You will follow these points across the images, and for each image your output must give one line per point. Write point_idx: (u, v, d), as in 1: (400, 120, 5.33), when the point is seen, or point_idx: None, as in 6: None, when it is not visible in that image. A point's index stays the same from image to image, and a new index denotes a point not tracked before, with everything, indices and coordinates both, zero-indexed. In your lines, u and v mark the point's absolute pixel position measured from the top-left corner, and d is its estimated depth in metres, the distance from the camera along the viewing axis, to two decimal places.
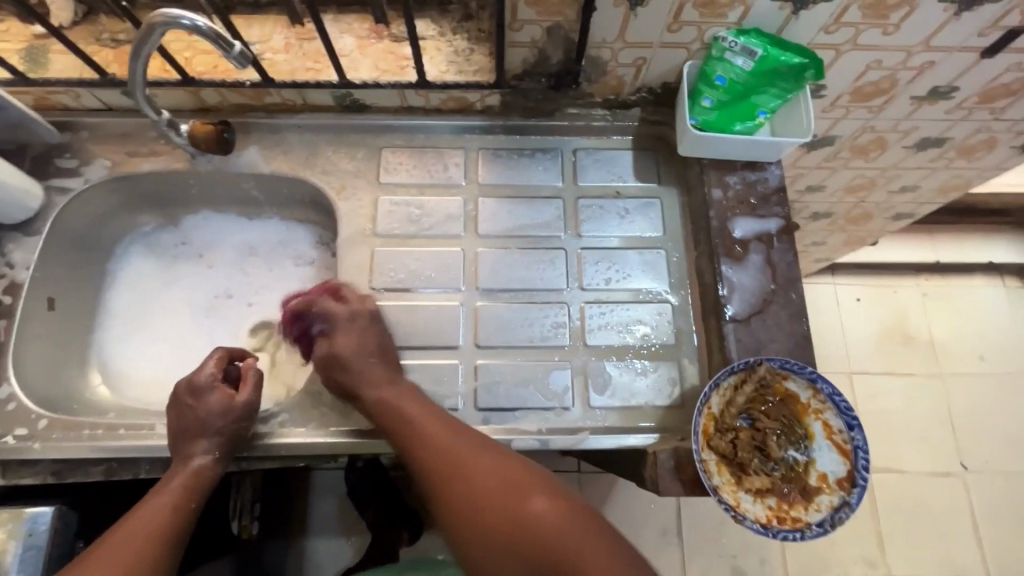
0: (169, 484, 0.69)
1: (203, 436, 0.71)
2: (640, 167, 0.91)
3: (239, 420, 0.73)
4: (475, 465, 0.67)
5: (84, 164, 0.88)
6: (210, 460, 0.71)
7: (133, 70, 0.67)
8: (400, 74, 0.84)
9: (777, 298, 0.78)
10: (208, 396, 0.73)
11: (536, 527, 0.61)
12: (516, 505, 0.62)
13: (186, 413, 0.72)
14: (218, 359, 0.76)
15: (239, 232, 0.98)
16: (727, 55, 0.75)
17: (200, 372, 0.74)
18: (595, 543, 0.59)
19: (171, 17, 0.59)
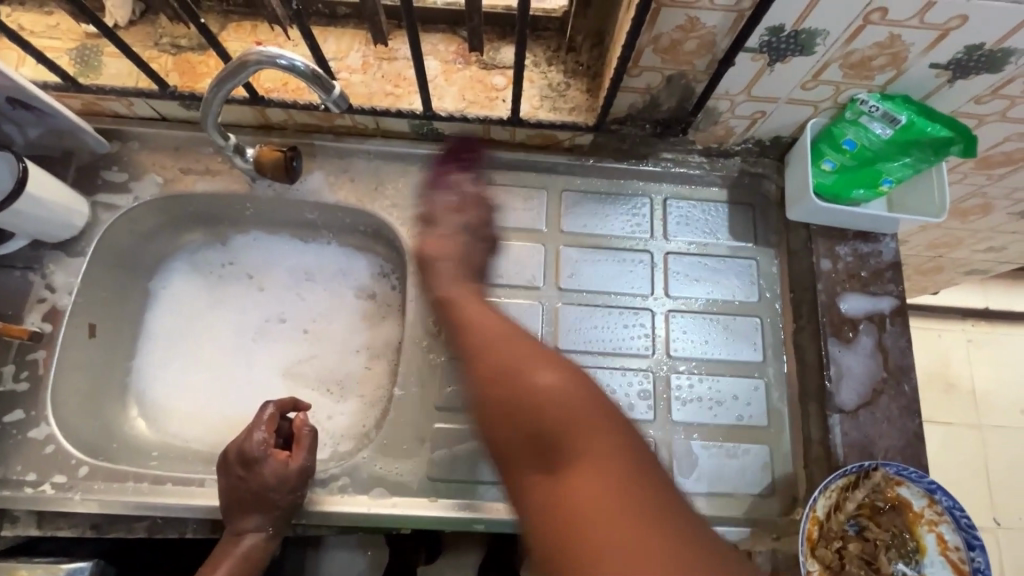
0: (215, 568, 0.63)
1: (256, 510, 0.65)
2: (736, 224, 0.83)
3: (295, 491, 0.66)
4: (556, 392, 0.54)
5: (133, 178, 0.80)
6: (262, 538, 0.65)
7: (212, 97, 0.59)
8: (488, 107, 0.76)
9: (888, 388, 0.71)
10: (263, 464, 0.65)
11: (582, 428, 0.52)
12: (576, 436, 0.52)
13: (237, 484, 0.65)
14: (268, 416, 0.68)
15: (291, 256, 0.91)
16: (862, 119, 0.67)
17: (251, 439, 0.66)
18: (631, 514, 0.46)
19: (267, 57, 0.53)
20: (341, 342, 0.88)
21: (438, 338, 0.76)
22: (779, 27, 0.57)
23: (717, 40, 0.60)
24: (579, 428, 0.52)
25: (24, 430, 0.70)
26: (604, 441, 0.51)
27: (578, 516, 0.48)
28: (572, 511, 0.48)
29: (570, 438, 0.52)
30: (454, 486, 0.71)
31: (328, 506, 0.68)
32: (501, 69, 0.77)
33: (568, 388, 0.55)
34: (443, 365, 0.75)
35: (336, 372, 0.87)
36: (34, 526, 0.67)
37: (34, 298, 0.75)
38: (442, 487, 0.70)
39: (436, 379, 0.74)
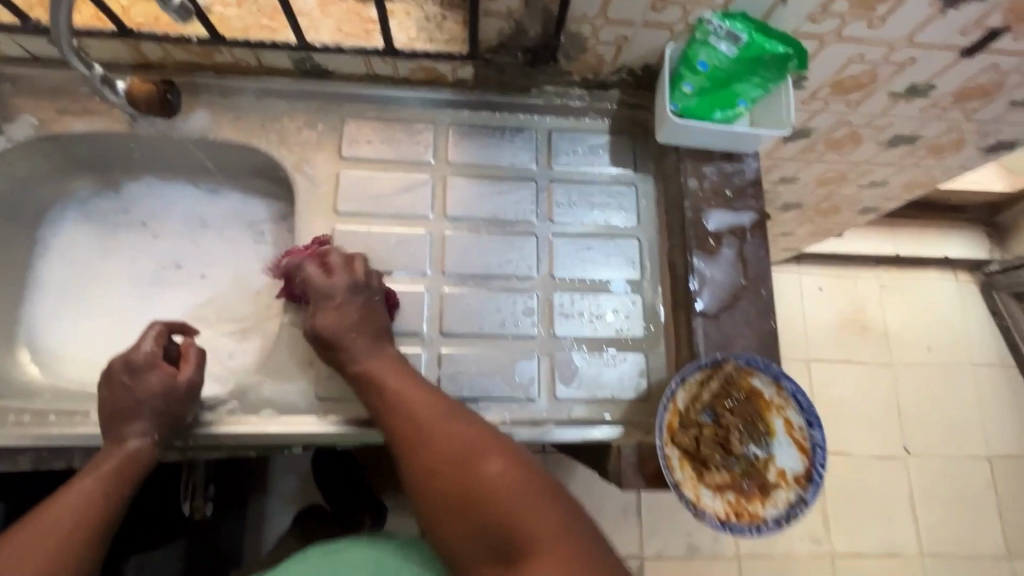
0: (99, 465, 0.64)
1: (138, 419, 0.66)
2: (615, 153, 0.88)
3: (179, 403, 0.68)
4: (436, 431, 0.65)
5: (6, 120, 0.79)
6: (146, 444, 0.66)
7: (57, 10, 0.60)
8: (364, 39, 0.78)
9: (747, 293, 0.77)
10: (148, 375, 0.68)
11: (429, 425, 0.65)
12: (479, 458, 0.61)
13: (121, 393, 0.67)
14: (156, 334, 0.71)
15: (189, 201, 0.92)
16: (711, 39, 0.71)
17: (137, 350, 0.69)
18: (534, 495, 0.59)
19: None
20: (241, 282, 0.90)
21: None
22: None
23: None
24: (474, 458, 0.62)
25: None
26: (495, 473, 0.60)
27: (469, 473, 0.61)
28: (431, 462, 0.63)
29: (414, 435, 0.65)
30: (341, 403, 0.73)
31: (217, 428, 0.70)
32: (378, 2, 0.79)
33: (467, 427, 0.65)
34: None
35: (238, 313, 0.88)
36: None
37: None
38: (331, 405, 0.73)
39: (325, 306, 0.77)
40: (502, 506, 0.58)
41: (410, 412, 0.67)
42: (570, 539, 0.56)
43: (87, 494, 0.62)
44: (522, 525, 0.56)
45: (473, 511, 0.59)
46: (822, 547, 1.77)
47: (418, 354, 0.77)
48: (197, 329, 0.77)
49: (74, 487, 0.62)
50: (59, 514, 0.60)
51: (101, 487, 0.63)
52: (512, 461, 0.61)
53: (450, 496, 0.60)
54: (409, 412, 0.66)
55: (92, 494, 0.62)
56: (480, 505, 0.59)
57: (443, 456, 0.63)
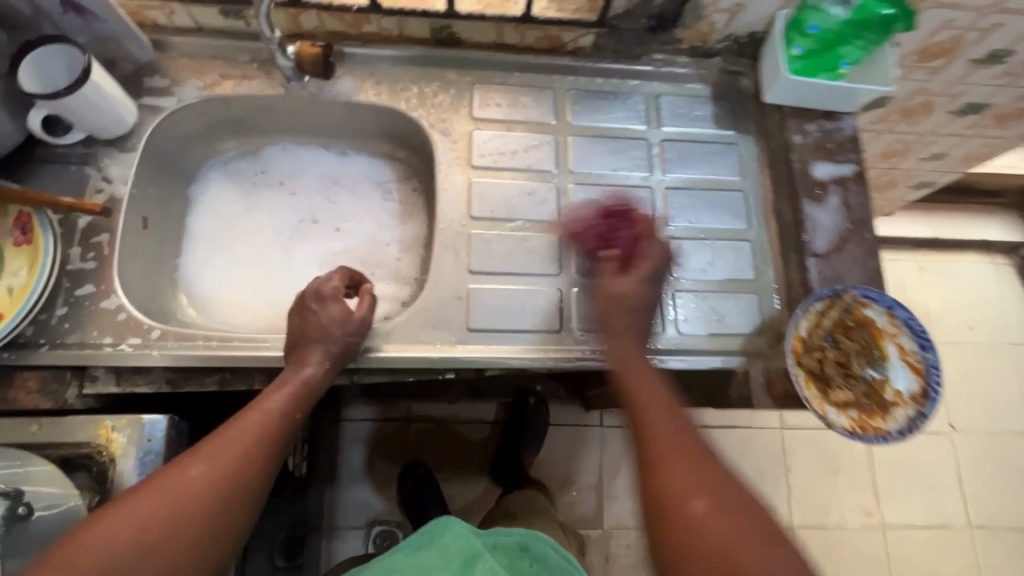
0: (281, 386, 0.71)
1: (317, 346, 0.73)
2: (719, 114, 0.95)
3: (350, 335, 0.75)
4: (674, 448, 0.62)
5: (176, 83, 0.87)
6: (321, 371, 0.73)
7: None
8: (503, 9, 0.86)
9: (853, 235, 0.84)
10: (329, 305, 0.75)
11: (647, 427, 0.65)
12: (678, 477, 0.59)
13: (308, 318, 0.74)
14: (339, 276, 0.79)
15: (321, 163, 1.00)
16: (823, 5, 0.80)
17: (326, 283, 0.76)
18: (760, 524, 0.55)
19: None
20: (372, 236, 0.97)
21: (468, 219, 0.86)
22: None
23: None
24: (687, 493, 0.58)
25: (95, 302, 0.76)
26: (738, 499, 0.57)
27: (670, 499, 0.58)
28: (657, 480, 0.60)
29: (657, 444, 0.63)
30: (489, 333, 0.80)
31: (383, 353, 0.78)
32: None
33: (677, 429, 0.64)
34: (474, 238, 0.85)
35: (370, 263, 0.96)
36: (113, 383, 0.74)
37: (92, 188, 0.81)
38: (480, 334, 0.80)
39: (468, 250, 0.84)
40: (690, 518, 0.56)
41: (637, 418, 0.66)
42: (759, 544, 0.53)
43: (263, 415, 0.67)
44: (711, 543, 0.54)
45: (665, 529, 0.57)
46: (873, 518, 1.81)
47: (553, 292, 0.83)
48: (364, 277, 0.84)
49: (256, 407, 0.68)
50: (258, 421, 0.66)
51: (274, 409, 0.68)
52: (705, 479, 0.59)
53: (658, 499, 0.59)
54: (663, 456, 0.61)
55: (268, 412, 0.68)
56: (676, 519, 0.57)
57: (653, 493, 0.60)
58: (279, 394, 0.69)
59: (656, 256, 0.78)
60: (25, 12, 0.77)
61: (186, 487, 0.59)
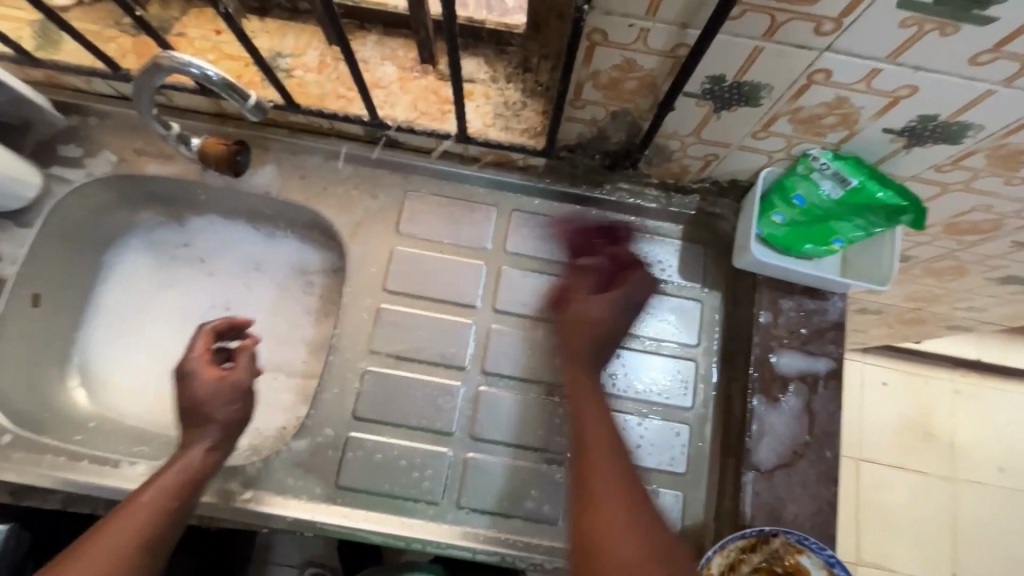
0: (155, 480, 0.63)
1: (197, 426, 0.68)
2: (686, 264, 0.81)
3: (233, 404, 0.69)
4: (610, 480, 0.63)
5: (89, 154, 0.81)
6: (206, 449, 0.67)
7: (139, 88, 0.63)
8: (439, 121, 0.75)
9: (809, 452, 0.70)
10: (200, 372, 0.70)
11: (605, 470, 0.64)
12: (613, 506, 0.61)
13: (179, 400, 0.69)
14: (205, 337, 0.73)
15: (246, 243, 0.92)
16: (814, 175, 0.65)
17: (192, 350, 0.71)
18: (639, 530, 0.60)
19: (178, 64, 0.57)
20: (285, 334, 0.89)
21: (366, 350, 0.77)
22: (720, 77, 0.54)
23: (658, 82, 0.57)
24: (595, 505, 0.61)
25: None
26: (623, 520, 0.60)
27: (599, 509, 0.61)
28: (602, 504, 0.61)
29: (589, 464, 0.65)
30: (358, 495, 0.72)
31: (236, 503, 0.71)
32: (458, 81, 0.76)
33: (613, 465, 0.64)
34: (368, 374, 0.76)
35: (275, 361, 0.88)
36: None
37: None
38: (349, 495, 0.72)
39: (359, 389, 0.75)
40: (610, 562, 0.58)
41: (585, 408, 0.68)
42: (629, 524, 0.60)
43: (130, 514, 0.60)
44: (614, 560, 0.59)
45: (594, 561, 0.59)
46: None
47: (444, 455, 0.74)
48: (246, 321, 0.77)
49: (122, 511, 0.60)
50: (124, 526, 0.59)
51: (148, 501, 0.61)
52: (610, 461, 0.64)
53: (589, 529, 0.61)
54: (597, 466, 0.64)
55: (142, 510, 0.61)
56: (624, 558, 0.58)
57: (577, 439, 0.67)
58: (151, 490, 0.62)
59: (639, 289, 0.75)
60: None
61: None
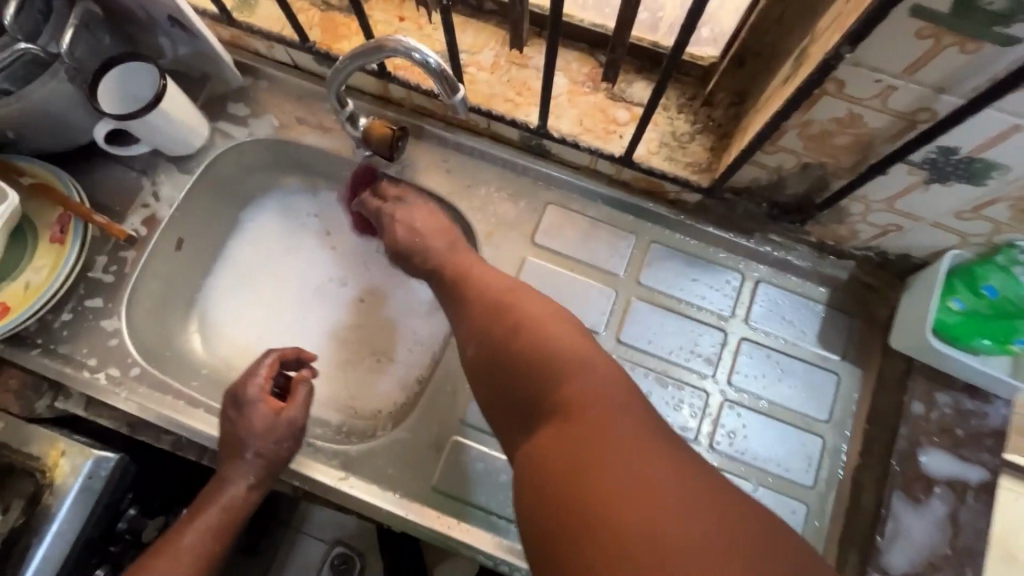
0: (197, 521, 0.64)
1: (241, 459, 0.67)
2: (826, 332, 0.76)
3: (284, 443, 0.69)
4: (590, 379, 0.54)
5: (255, 115, 0.84)
6: (244, 488, 0.66)
7: (343, 66, 0.62)
8: (604, 140, 0.73)
9: (948, 567, 0.63)
10: (254, 409, 0.69)
11: (567, 358, 0.56)
12: (612, 435, 0.49)
13: (230, 424, 0.69)
14: (270, 364, 0.73)
15: (372, 224, 0.93)
16: (1014, 268, 0.60)
17: (252, 380, 0.71)
18: (654, 447, 0.48)
19: (405, 48, 0.56)
20: (395, 321, 0.89)
21: None
22: (952, 148, 0.50)
23: (876, 142, 0.53)
24: (596, 398, 0.52)
25: (97, 318, 0.75)
26: (634, 433, 0.49)
27: (590, 467, 0.47)
28: (570, 445, 0.49)
29: (558, 356, 0.56)
30: (452, 505, 0.70)
31: (335, 483, 0.69)
32: (629, 103, 0.74)
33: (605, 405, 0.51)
34: None
35: (380, 346, 0.88)
36: (82, 406, 0.73)
37: (140, 201, 0.80)
38: (444, 501, 0.70)
39: (469, 395, 0.74)
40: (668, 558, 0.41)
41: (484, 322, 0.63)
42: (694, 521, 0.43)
43: (176, 558, 0.61)
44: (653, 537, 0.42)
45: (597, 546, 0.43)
46: None
47: None
48: (310, 356, 0.78)
49: (167, 549, 0.61)
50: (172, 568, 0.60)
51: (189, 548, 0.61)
52: (624, 394, 0.53)
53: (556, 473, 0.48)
54: (567, 366, 0.55)
55: (181, 555, 0.61)
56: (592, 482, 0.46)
57: (514, 405, 0.57)
58: (192, 532, 0.63)
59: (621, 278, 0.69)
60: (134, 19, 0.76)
61: None
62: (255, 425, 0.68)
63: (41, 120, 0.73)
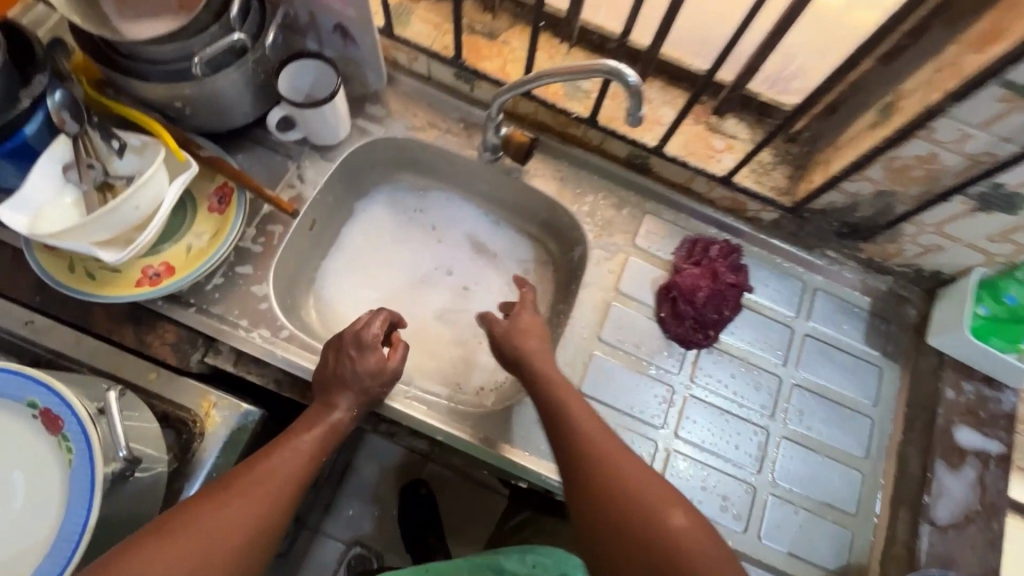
0: (312, 426, 0.69)
1: (351, 390, 0.72)
2: (871, 334, 0.92)
3: (381, 388, 0.74)
4: (618, 461, 0.64)
5: (389, 116, 0.95)
6: (349, 415, 0.72)
7: (530, 81, 0.72)
8: (706, 162, 0.89)
9: (979, 519, 0.80)
10: (368, 353, 0.73)
11: (588, 438, 0.66)
12: (629, 486, 0.61)
13: (344, 363, 0.73)
14: (381, 319, 0.77)
15: (474, 221, 1.03)
16: None
17: (367, 329, 0.74)
18: (655, 507, 0.59)
19: (609, 68, 0.64)
20: (498, 307, 0.99)
21: (594, 337, 0.86)
22: (1002, 184, 0.67)
23: (944, 177, 0.70)
24: (622, 482, 0.61)
25: (247, 283, 0.82)
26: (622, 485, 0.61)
27: (637, 507, 0.59)
28: (578, 456, 0.65)
29: (573, 431, 0.67)
30: None
31: (472, 440, 0.79)
32: (724, 134, 0.90)
33: (627, 455, 0.65)
34: (593, 359, 0.85)
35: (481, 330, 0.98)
36: (231, 363, 0.78)
37: (287, 182, 0.88)
38: None
39: (583, 371, 0.84)
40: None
41: (541, 378, 0.74)
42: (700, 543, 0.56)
43: (297, 450, 0.66)
44: (657, 536, 0.57)
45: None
46: None
47: (648, 445, 0.82)
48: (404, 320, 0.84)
49: (287, 444, 0.66)
50: (292, 456, 0.65)
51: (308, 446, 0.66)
52: (601, 455, 0.64)
53: (601, 512, 0.61)
54: (595, 446, 0.65)
55: (299, 452, 0.66)
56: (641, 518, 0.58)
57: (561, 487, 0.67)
58: (310, 435, 0.68)
59: (733, 298, 0.87)
60: (302, 23, 0.86)
61: (220, 548, 0.56)
62: (367, 370, 0.73)
63: (202, 101, 0.79)
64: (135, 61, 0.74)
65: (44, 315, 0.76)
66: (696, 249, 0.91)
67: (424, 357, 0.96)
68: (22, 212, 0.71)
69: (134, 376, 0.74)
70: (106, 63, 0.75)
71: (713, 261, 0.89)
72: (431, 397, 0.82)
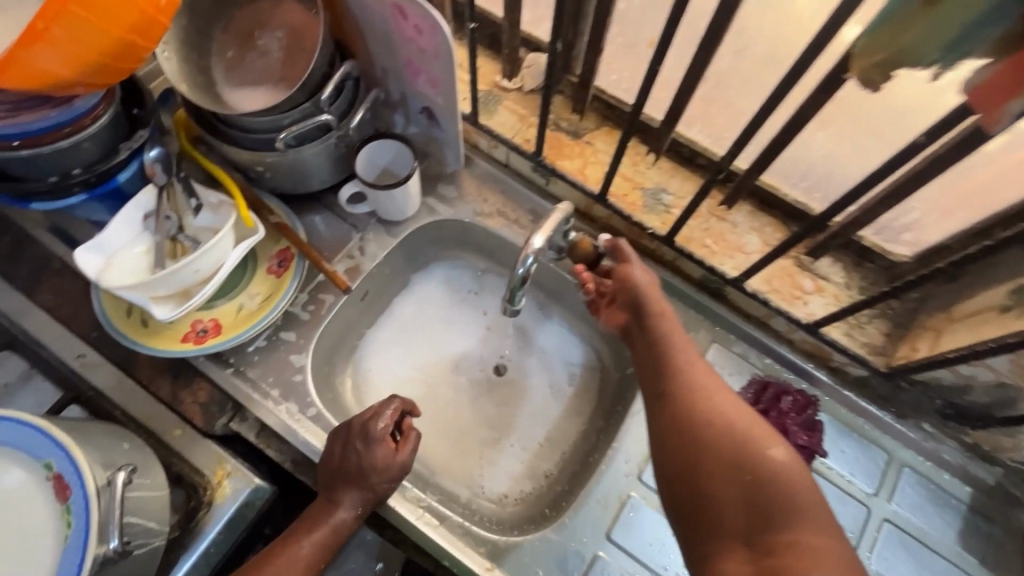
0: (310, 531, 0.68)
1: (356, 488, 0.69)
2: (970, 534, 0.77)
3: (381, 486, 0.70)
4: (717, 399, 0.62)
5: (460, 198, 0.93)
6: (351, 517, 0.69)
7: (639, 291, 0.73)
8: (790, 304, 0.81)
9: None
10: (376, 447, 0.69)
11: (701, 386, 0.64)
12: (752, 439, 0.58)
13: (351, 456, 0.69)
14: (392, 407, 0.73)
15: (528, 313, 0.97)
16: None
17: (375, 420, 0.70)
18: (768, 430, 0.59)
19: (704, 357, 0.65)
20: (537, 410, 0.92)
21: (635, 476, 0.78)
22: None
23: None
24: (744, 441, 0.58)
25: (288, 351, 0.81)
26: (723, 425, 0.60)
27: (694, 432, 0.60)
28: (667, 367, 0.67)
29: (707, 391, 0.63)
30: None
31: (481, 572, 0.71)
32: (815, 274, 0.81)
33: (738, 405, 0.62)
34: (630, 501, 0.76)
35: (515, 430, 0.91)
36: (255, 433, 0.78)
37: (347, 253, 0.88)
38: None
39: (616, 513, 0.76)
40: (776, 491, 0.55)
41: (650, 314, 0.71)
42: (832, 517, 0.54)
43: (287, 562, 0.65)
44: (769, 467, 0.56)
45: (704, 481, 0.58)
46: None
47: None
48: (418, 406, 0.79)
49: (280, 555, 0.65)
50: (282, 570, 0.64)
51: (300, 558, 0.66)
52: (717, 392, 0.63)
53: (670, 430, 0.62)
54: (676, 374, 0.65)
55: (293, 561, 0.65)
56: (775, 539, 0.53)
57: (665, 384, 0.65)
58: (306, 544, 0.67)
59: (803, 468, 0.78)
60: (393, 101, 0.87)
61: None
62: (372, 466, 0.69)
63: (283, 168, 0.81)
64: (229, 126, 0.76)
65: (97, 350, 0.79)
66: (774, 401, 0.81)
67: (453, 451, 0.90)
68: (96, 254, 0.74)
69: (159, 430, 0.74)
70: (202, 123, 0.78)
71: (791, 419, 0.79)
72: (445, 508, 0.76)
